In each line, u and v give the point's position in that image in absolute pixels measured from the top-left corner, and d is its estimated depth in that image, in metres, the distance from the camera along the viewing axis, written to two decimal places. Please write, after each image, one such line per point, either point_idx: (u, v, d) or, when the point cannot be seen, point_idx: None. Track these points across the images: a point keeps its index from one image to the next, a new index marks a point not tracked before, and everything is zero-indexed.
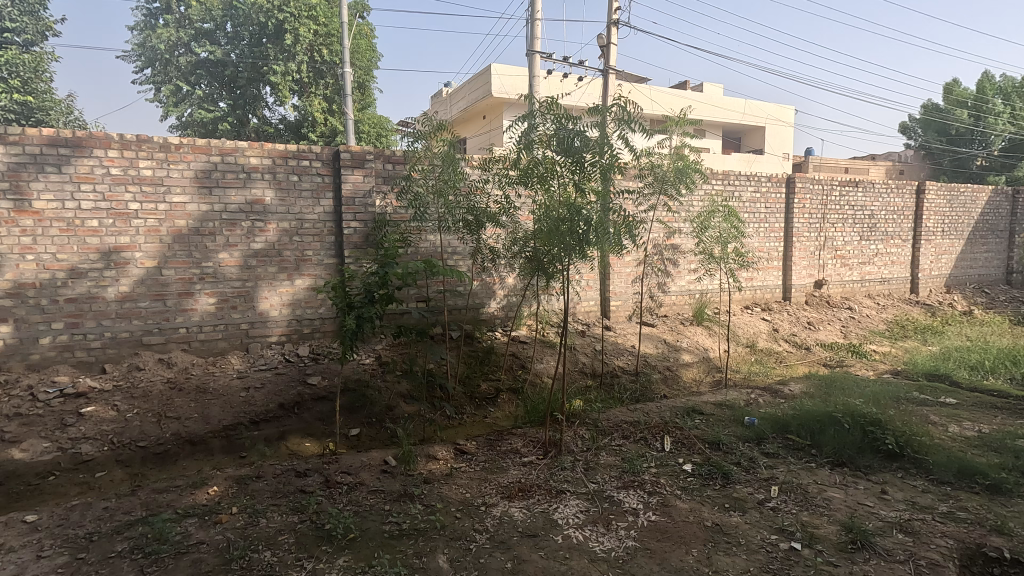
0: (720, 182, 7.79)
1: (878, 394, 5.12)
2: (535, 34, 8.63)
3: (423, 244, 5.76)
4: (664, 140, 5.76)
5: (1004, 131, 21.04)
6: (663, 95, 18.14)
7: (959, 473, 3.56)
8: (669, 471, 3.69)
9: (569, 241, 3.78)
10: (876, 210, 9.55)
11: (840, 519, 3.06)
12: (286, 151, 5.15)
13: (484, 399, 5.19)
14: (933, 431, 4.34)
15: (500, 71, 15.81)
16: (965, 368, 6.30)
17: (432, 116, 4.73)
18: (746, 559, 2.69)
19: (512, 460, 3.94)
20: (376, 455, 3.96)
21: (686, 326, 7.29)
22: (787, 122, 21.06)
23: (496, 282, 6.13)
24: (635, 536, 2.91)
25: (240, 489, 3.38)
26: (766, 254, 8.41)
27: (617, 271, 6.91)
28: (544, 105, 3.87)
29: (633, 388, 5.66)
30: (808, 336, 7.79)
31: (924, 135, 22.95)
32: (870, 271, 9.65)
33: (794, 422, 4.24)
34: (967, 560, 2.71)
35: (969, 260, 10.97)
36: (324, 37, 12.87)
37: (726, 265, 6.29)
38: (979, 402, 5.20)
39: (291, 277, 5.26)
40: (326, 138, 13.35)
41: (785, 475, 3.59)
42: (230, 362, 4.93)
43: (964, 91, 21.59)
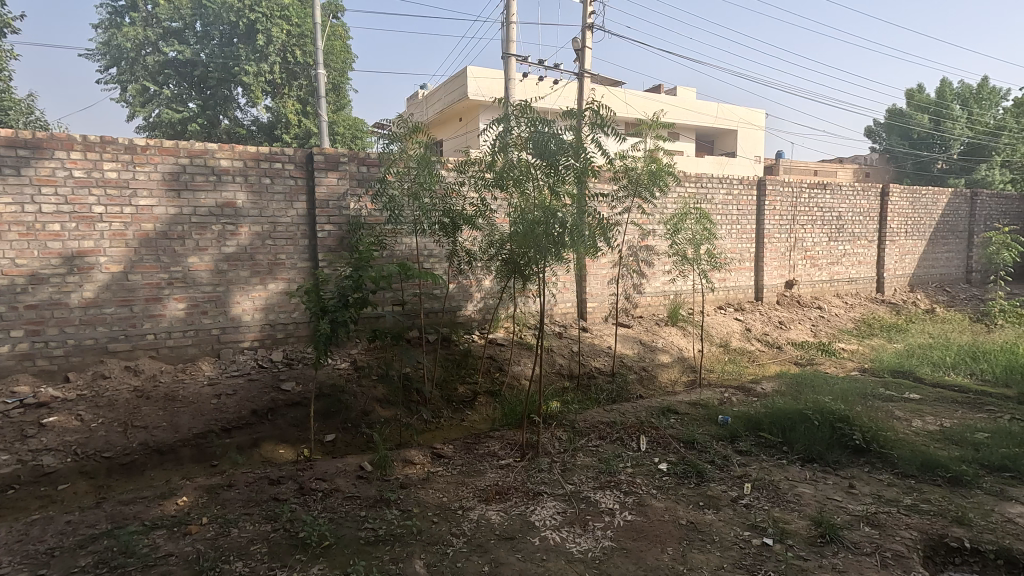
0: (693, 185, 7.92)
1: (846, 392, 5.27)
2: (512, 37, 8.63)
3: (398, 247, 5.72)
4: (639, 143, 5.84)
5: (963, 135, 21.69)
6: (637, 99, 18.37)
7: (923, 466, 3.66)
8: (645, 471, 3.73)
9: (545, 243, 3.80)
10: (843, 212, 9.82)
11: (810, 514, 3.13)
12: (257, 153, 5.07)
13: (462, 402, 5.17)
14: (898, 426, 4.48)
15: (476, 74, 15.85)
16: (929, 364, 6.51)
17: (407, 118, 4.70)
18: (720, 555, 2.74)
19: (489, 463, 3.94)
20: (351, 461, 3.91)
21: (661, 327, 7.39)
22: (757, 125, 21.53)
23: (473, 285, 6.13)
24: (611, 536, 2.93)
25: (211, 498, 3.30)
26: (738, 255, 8.56)
27: (593, 272, 6.97)
28: (518, 108, 3.86)
29: (610, 388, 5.69)
30: (779, 335, 7.97)
31: (889, 140, 23.65)
32: (838, 271, 9.91)
33: (766, 420, 4.31)
34: (930, 551, 2.80)
35: (932, 260, 11.34)
36: (297, 37, 12.79)
37: (700, 266, 6.38)
38: (942, 397, 5.38)
39: (264, 281, 5.17)
40: (300, 140, 13.23)
41: (758, 472, 3.66)
42: (201, 368, 4.83)
43: (924, 96, 22.46)
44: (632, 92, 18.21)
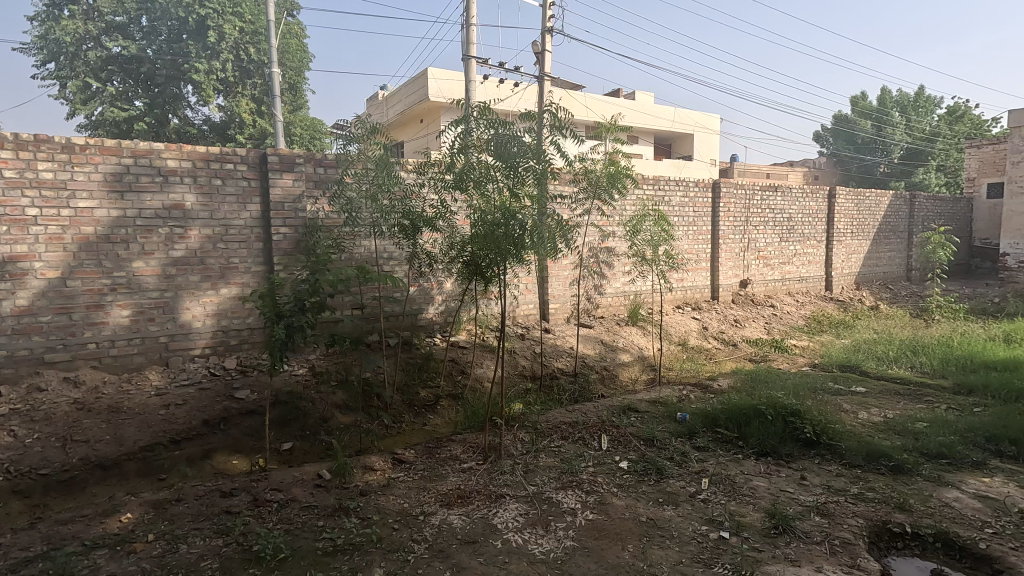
0: (651, 187, 8.08)
1: (798, 386, 5.46)
2: (472, 39, 8.62)
3: (357, 250, 5.61)
4: (598, 145, 5.91)
5: (902, 140, 22.78)
6: (596, 102, 18.64)
7: (868, 456, 3.83)
8: (607, 470, 3.77)
9: (506, 245, 3.80)
10: (794, 213, 10.19)
11: (764, 506, 3.22)
12: (207, 153, 4.89)
13: (424, 407, 5.11)
14: (846, 418, 4.67)
15: (437, 75, 15.78)
16: (874, 359, 6.82)
17: (365, 119, 4.62)
18: (679, 550, 2.79)
19: (451, 466, 3.91)
20: (309, 469, 3.81)
21: (622, 326, 7.50)
22: (713, 129, 22.17)
23: (434, 287, 6.08)
24: (573, 536, 2.95)
25: (158, 514, 3.15)
26: (695, 256, 8.78)
27: (554, 274, 7.02)
28: (478, 110, 3.86)
29: (572, 388, 5.73)
30: (735, 333, 8.20)
31: (835, 145, 24.73)
32: (790, 270, 10.29)
33: (722, 416, 4.43)
34: (875, 537, 2.93)
35: (876, 259, 11.90)
36: (250, 35, 12.43)
37: (658, 267, 6.51)
38: (885, 389, 5.65)
39: (216, 286, 4.99)
40: (255, 141, 12.86)
41: (715, 467, 3.75)
42: (148, 378, 4.61)
43: (867, 103, 23.63)
44: (592, 96, 18.46)
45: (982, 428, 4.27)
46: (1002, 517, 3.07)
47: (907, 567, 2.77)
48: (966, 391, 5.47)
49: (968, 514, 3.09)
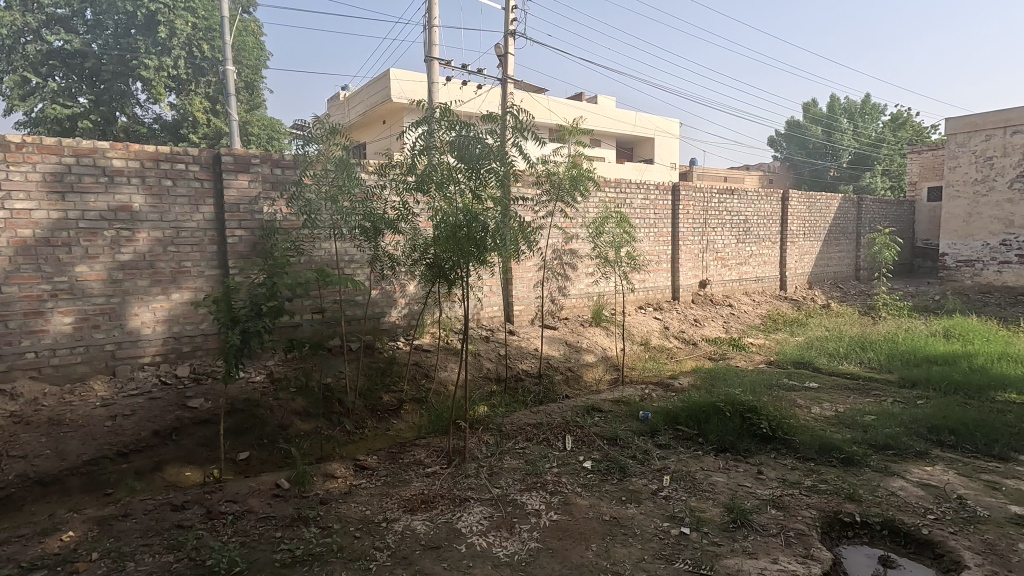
0: (613, 190, 8.19)
1: (755, 383, 5.63)
2: (434, 41, 8.57)
3: (317, 252, 5.49)
4: (560, 148, 5.95)
5: (850, 146, 23.95)
6: (559, 105, 18.81)
7: (821, 449, 3.96)
8: (571, 470, 3.79)
9: (469, 247, 3.78)
10: (749, 215, 10.50)
11: (723, 501, 3.30)
12: (156, 153, 4.70)
13: (387, 411, 5.03)
14: (800, 413, 4.84)
15: (399, 75, 15.62)
16: (825, 355, 7.09)
17: (324, 119, 4.52)
18: (641, 548, 2.82)
19: (414, 471, 3.86)
20: (266, 479, 3.70)
21: (585, 327, 7.58)
22: (672, 133, 22.68)
23: (397, 290, 6.00)
24: (537, 537, 2.95)
25: (103, 531, 3.00)
26: (656, 257, 8.94)
27: (518, 275, 7.03)
28: (440, 111, 3.84)
29: (537, 390, 5.75)
30: (695, 332, 8.40)
31: (789, 151, 25.74)
32: (747, 270, 10.60)
33: (682, 413, 4.52)
34: (827, 527, 3.03)
35: (827, 259, 12.38)
36: (204, 31, 12.04)
37: (620, 268, 6.60)
38: (836, 384, 5.88)
39: (167, 291, 4.79)
40: (209, 141, 12.46)
41: (676, 464, 3.82)
42: (92, 389, 4.39)
43: (817, 110, 24.60)
44: (555, 99, 18.62)
45: (925, 419, 4.50)
46: (942, 503, 3.23)
47: (857, 554, 2.88)
48: (911, 384, 5.76)
49: (912, 501, 3.24)
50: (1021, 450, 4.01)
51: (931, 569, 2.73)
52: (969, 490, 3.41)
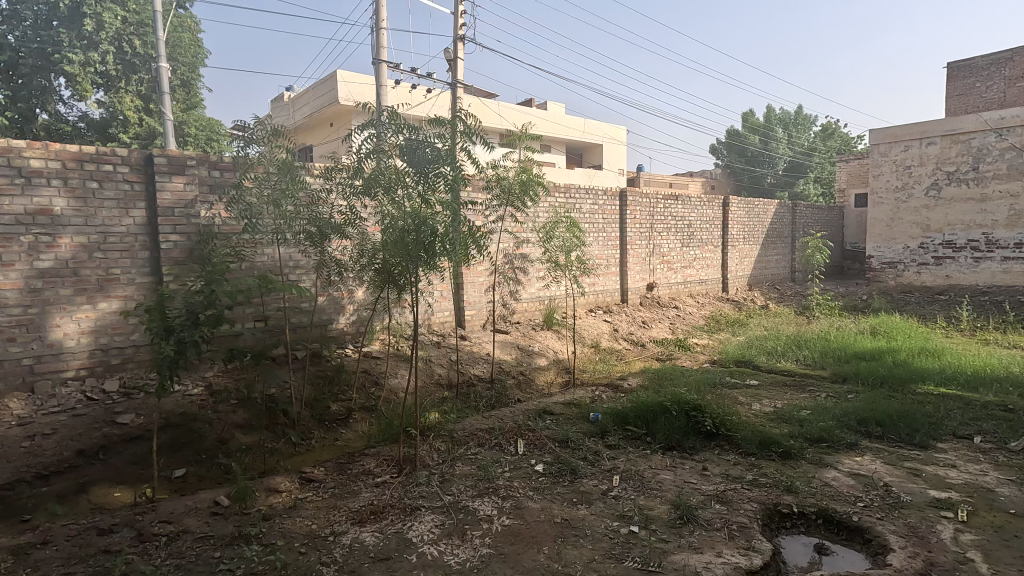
0: (562, 195, 8.30)
1: (699, 382, 5.83)
2: (382, 43, 8.45)
3: (259, 258, 5.29)
4: (510, 153, 5.98)
5: (785, 155, 25.36)
6: (509, 111, 18.93)
7: (761, 444, 4.13)
8: (522, 474, 3.79)
9: (417, 252, 3.72)
10: (693, 220, 10.88)
11: (670, 498, 3.38)
12: (80, 153, 4.41)
13: (335, 421, 4.89)
14: (742, 410, 5.03)
15: (346, 77, 15.30)
16: (765, 353, 7.42)
17: (266, 120, 4.34)
18: (592, 548, 2.85)
19: (364, 482, 3.76)
20: (204, 496, 3.52)
21: (537, 331, 7.62)
22: (619, 140, 23.24)
23: (345, 296, 5.86)
24: (489, 543, 2.93)
25: (19, 561, 2.77)
26: (605, 261, 9.11)
27: (469, 280, 7.01)
28: (387, 115, 3.81)
29: (489, 395, 5.73)
30: (643, 334, 8.61)
31: (729, 157, 26.57)
32: (691, 273, 10.97)
33: (631, 413, 4.62)
34: (767, 519, 3.16)
35: (765, 262, 12.98)
36: (135, 25, 11.29)
37: (571, 272, 6.68)
38: (775, 381, 6.17)
39: (93, 300, 4.49)
40: (142, 141, 11.76)
41: (625, 464, 3.89)
42: (7, 407, 4.05)
43: (755, 120, 25.74)
44: (505, 105, 18.73)
45: (854, 412, 4.77)
46: (870, 491, 3.43)
47: (795, 543, 3.02)
48: (842, 379, 6.10)
49: (844, 491, 3.43)
50: (938, 438, 4.32)
51: (861, 553, 2.89)
52: (894, 477, 3.64)
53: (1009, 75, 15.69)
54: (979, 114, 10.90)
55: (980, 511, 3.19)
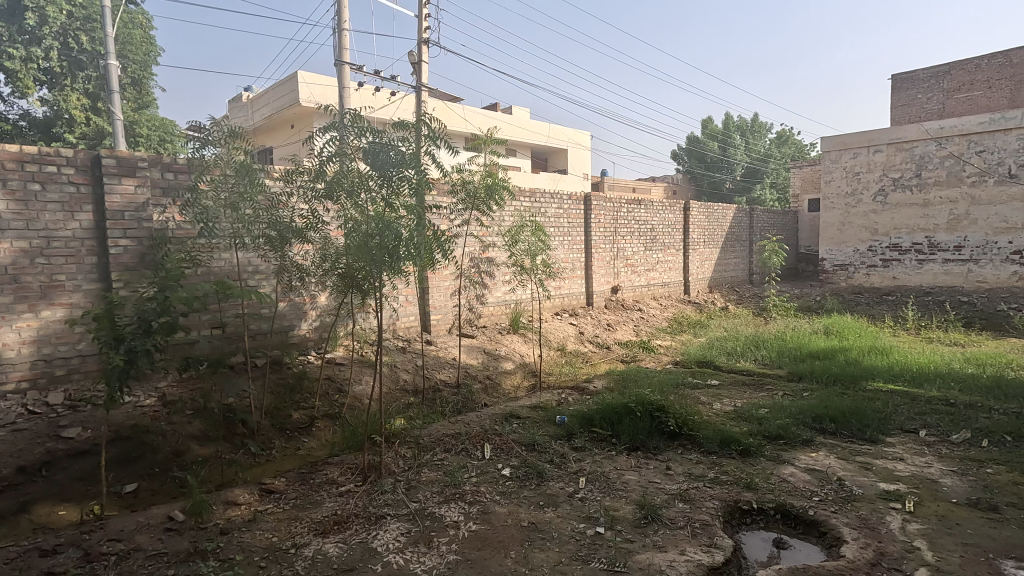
0: (527, 200, 8.34)
1: (662, 383, 5.94)
2: (344, 45, 8.33)
3: (215, 264, 5.12)
4: (475, 157, 5.97)
5: (742, 161, 26.22)
6: (474, 115, 18.93)
7: (722, 442, 4.23)
8: (489, 478, 3.78)
9: (381, 257, 3.68)
10: (656, 225, 11.09)
11: (635, 498, 3.43)
12: (20, 154, 4.19)
13: (297, 430, 4.78)
14: (704, 409, 5.15)
15: (308, 78, 15.03)
16: (725, 354, 7.62)
17: (223, 121, 4.21)
18: (558, 551, 2.87)
19: (327, 491, 3.68)
20: (158, 512, 3.38)
21: (503, 335, 7.63)
22: (584, 145, 23.54)
23: (307, 302, 5.74)
24: (455, 550, 2.91)
25: None
26: (570, 264, 9.20)
27: (435, 285, 6.96)
28: (350, 117, 3.74)
29: (455, 400, 5.69)
30: (608, 336, 8.72)
31: (689, 163, 27.44)
32: (654, 276, 11.18)
33: (596, 415, 4.67)
34: (728, 516, 3.25)
35: (724, 265, 13.35)
36: (82, 21, 10.87)
37: (536, 275, 6.72)
38: (734, 381, 6.35)
39: (36, 308, 4.26)
40: (89, 142, 11.17)
41: (591, 466, 3.93)
42: None
43: (714, 127, 26.46)
44: (470, 109, 18.72)
45: (809, 409, 4.95)
46: (825, 485, 3.56)
47: (755, 539, 3.10)
48: (797, 377, 6.31)
49: (801, 486, 3.55)
50: (887, 433, 4.52)
51: (817, 546, 3.00)
52: (847, 471, 3.79)
53: (948, 87, 16.62)
54: (921, 123, 11.49)
55: (925, 501, 3.35)
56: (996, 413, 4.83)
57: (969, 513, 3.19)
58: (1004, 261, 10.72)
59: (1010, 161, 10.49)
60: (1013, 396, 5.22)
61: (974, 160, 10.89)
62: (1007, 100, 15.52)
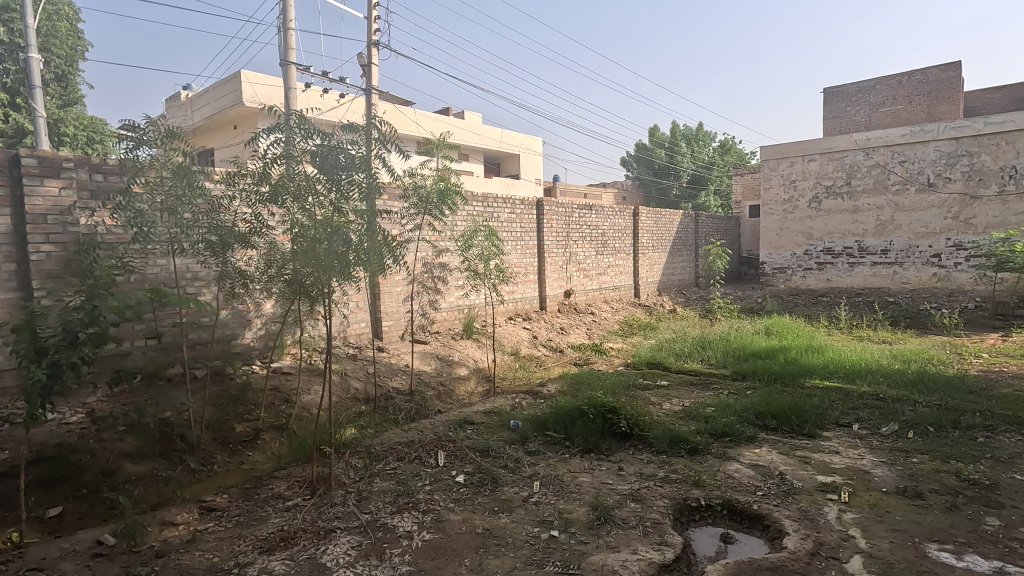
0: (480, 204, 8.33)
1: (614, 385, 6.05)
2: (291, 44, 8.10)
3: (150, 270, 4.86)
4: (428, 161, 5.91)
5: (688, 168, 27.02)
6: (426, 119, 18.79)
7: (671, 441, 4.34)
8: (443, 486, 3.73)
9: (330, 262, 3.58)
10: (606, 229, 11.31)
11: (588, 500, 3.46)
12: None
13: (240, 443, 4.58)
14: (654, 409, 5.29)
15: (251, 78, 14.55)
16: (674, 355, 7.85)
17: (160, 121, 4.01)
18: (513, 556, 2.86)
19: (272, 507, 3.53)
20: (86, 536, 3.15)
21: (457, 340, 7.57)
22: (535, 151, 23.79)
23: (251, 310, 5.52)
24: (409, 561, 2.84)
25: None
26: (523, 269, 9.23)
27: (386, 290, 6.84)
28: (295, 118, 3.60)
29: (408, 407, 5.59)
30: (561, 340, 8.81)
31: (638, 170, 28.18)
32: (605, 280, 11.39)
33: (550, 419, 4.71)
34: (678, 514, 3.33)
35: (672, 268, 13.76)
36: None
37: (490, 280, 6.70)
38: (682, 381, 6.55)
39: None
40: (9, 139, 10.37)
41: (545, 469, 3.95)
42: None
43: (661, 134, 27.27)
44: (422, 113, 18.58)
45: (753, 406, 5.15)
46: (768, 480, 3.71)
47: (703, 535, 3.19)
48: (741, 377, 6.56)
49: (745, 481, 3.69)
50: (824, 427, 4.76)
51: (761, 539, 3.11)
52: (788, 466, 3.96)
53: (874, 101, 17.75)
54: (850, 134, 12.21)
55: (859, 491, 3.55)
56: (920, 406, 5.17)
57: (898, 501, 3.39)
58: (925, 263, 11.52)
59: (929, 171, 11.30)
60: (934, 389, 5.61)
61: (898, 170, 11.67)
62: (925, 114, 16.79)
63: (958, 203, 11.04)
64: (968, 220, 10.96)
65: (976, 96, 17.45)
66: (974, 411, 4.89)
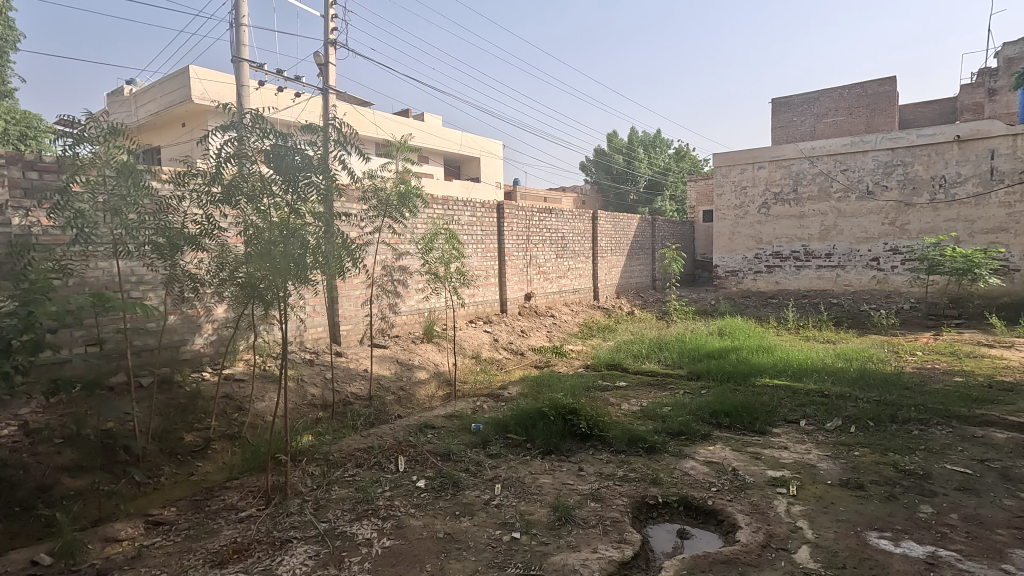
0: (441, 207, 8.29)
1: (574, 387, 6.13)
2: (243, 42, 7.86)
3: (91, 273, 4.62)
4: (389, 164, 5.84)
5: (645, 173, 27.72)
6: (385, 120, 18.56)
7: (630, 441, 4.42)
8: (403, 491, 3.69)
9: (286, 266, 3.49)
10: (566, 233, 11.46)
11: (549, 501, 3.50)
12: None
13: (189, 453, 4.40)
14: (613, 410, 5.39)
15: (201, 74, 14.00)
16: (632, 356, 8.03)
17: (102, 117, 3.80)
18: (474, 559, 2.85)
19: (225, 519, 3.41)
20: (19, 557, 2.96)
21: (417, 344, 7.50)
22: (496, 155, 23.86)
23: (201, 315, 5.33)
24: (368, 568, 2.80)
25: None
26: (483, 272, 9.24)
27: (345, 294, 6.71)
28: (251, 117, 3.49)
29: (367, 412, 5.49)
30: (522, 342, 8.86)
31: (597, 174, 28.73)
32: (566, 283, 11.53)
33: (511, 422, 4.73)
34: (637, 512, 3.40)
35: (630, 271, 14.05)
36: None
37: (451, 283, 6.66)
38: (640, 381, 6.70)
39: None
40: None
41: (506, 472, 3.96)
42: None
43: (619, 141, 27.88)
44: (380, 114, 18.35)
45: (707, 405, 5.32)
46: (722, 476, 3.84)
47: (660, 531, 3.27)
48: (696, 376, 6.75)
49: (701, 478, 3.80)
50: (773, 424, 4.96)
51: (715, 533, 3.22)
52: (740, 462, 4.10)
53: (818, 112, 18.65)
54: (796, 143, 12.79)
55: (806, 484, 3.71)
56: (861, 402, 5.45)
57: (842, 492, 3.57)
58: (865, 266, 12.16)
59: (868, 179, 11.93)
60: (873, 386, 5.93)
61: (840, 178, 12.29)
62: (864, 125, 17.75)
63: (895, 210, 11.72)
64: (903, 226, 11.64)
65: (910, 109, 18.55)
66: (909, 406, 5.19)
